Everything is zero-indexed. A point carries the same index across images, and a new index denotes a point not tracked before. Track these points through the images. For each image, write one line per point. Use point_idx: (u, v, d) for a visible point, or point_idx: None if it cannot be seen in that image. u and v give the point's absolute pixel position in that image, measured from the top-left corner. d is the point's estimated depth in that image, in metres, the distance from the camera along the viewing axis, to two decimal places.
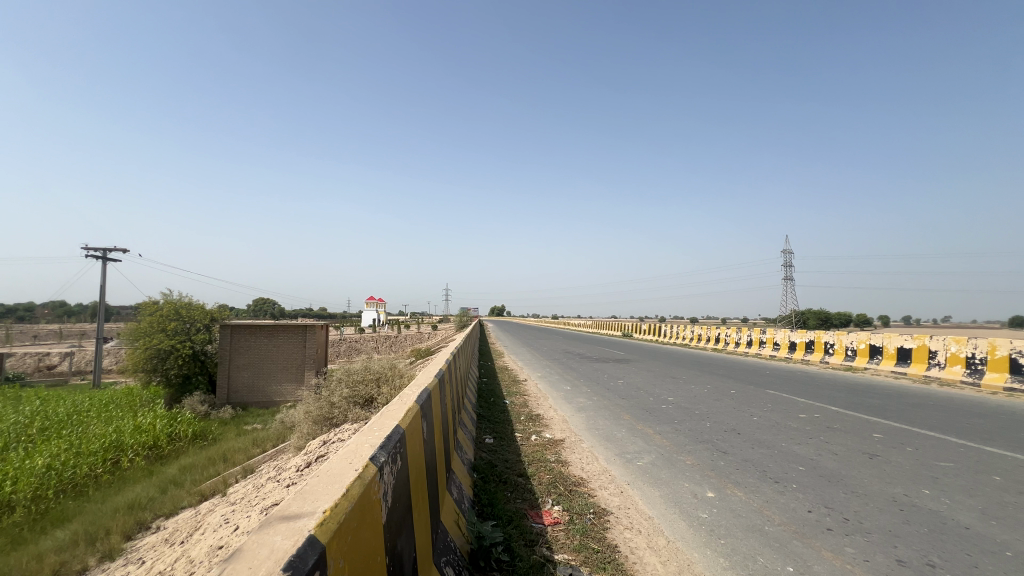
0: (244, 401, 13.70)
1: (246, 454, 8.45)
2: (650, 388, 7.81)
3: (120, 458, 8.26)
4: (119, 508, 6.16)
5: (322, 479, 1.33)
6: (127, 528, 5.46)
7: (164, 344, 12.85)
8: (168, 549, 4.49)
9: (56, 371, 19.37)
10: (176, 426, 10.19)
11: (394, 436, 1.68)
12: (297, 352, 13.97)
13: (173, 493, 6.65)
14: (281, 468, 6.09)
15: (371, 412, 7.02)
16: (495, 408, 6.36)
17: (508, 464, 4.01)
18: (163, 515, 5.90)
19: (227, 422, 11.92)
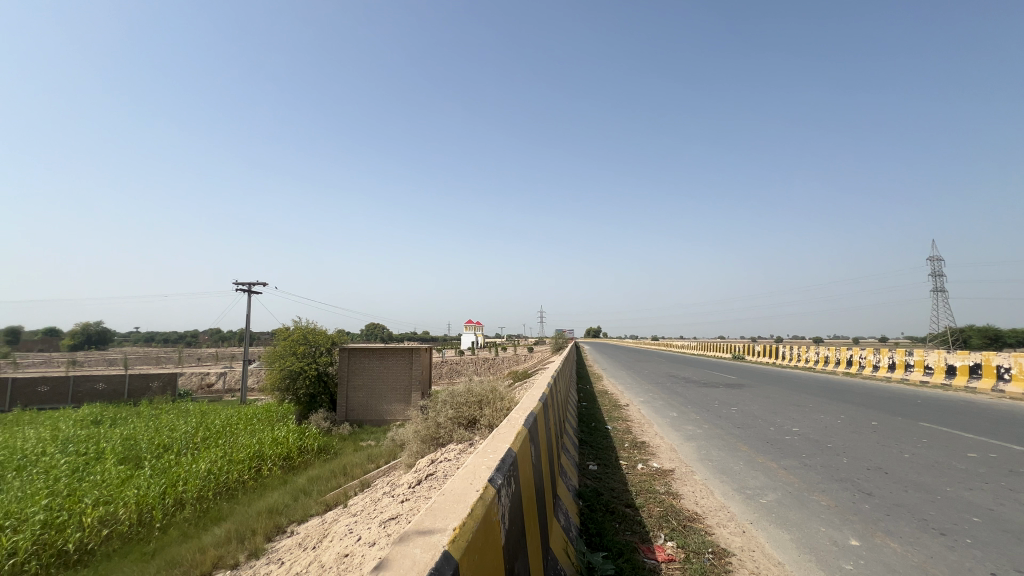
0: (360, 419, 14.89)
1: (363, 468, 9.15)
2: (770, 417, 7.08)
3: (262, 466, 9.41)
4: (261, 512, 6.99)
5: (447, 497, 1.40)
6: (269, 530, 6.18)
7: (295, 366, 14.47)
8: (302, 553, 4.99)
9: (214, 389, 22.79)
10: (305, 440, 11.37)
11: (508, 459, 1.72)
12: (405, 373, 15.03)
13: (304, 501, 7.39)
14: (395, 483, 6.51)
15: (475, 433, 7.24)
16: (597, 434, 6.20)
17: (615, 493, 3.87)
18: (296, 521, 6.58)
19: (346, 438, 13.05)
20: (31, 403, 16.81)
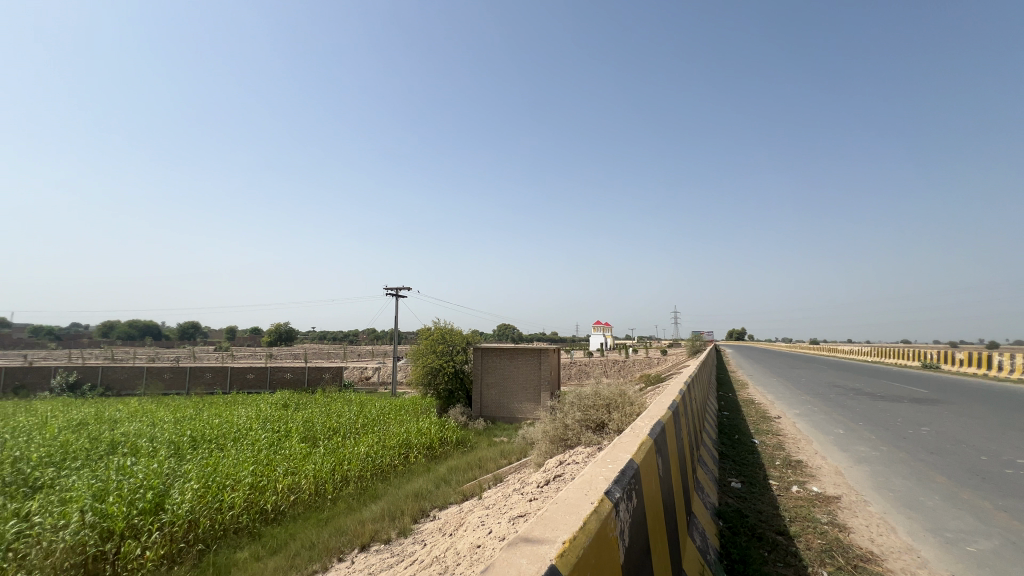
0: (493, 415, 15.61)
1: (496, 463, 9.56)
2: (980, 443, 5.63)
3: (409, 453, 10.44)
4: (409, 494, 7.74)
5: (561, 507, 1.34)
6: (415, 513, 6.80)
7: (435, 363, 15.77)
8: (441, 538, 5.39)
9: (371, 381, 26.06)
10: (445, 432, 12.30)
11: (628, 471, 1.60)
12: (534, 373, 15.36)
13: (444, 489, 7.98)
14: (525, 481, 6.65)
15: (603, 437, 7.07)
16: (741, 447, 5.57)
17: (763, 517, 3.41)
18: (437, 506, 7.14)
19: (481, 432, 13.80)
20: (243, 387, 21.06)
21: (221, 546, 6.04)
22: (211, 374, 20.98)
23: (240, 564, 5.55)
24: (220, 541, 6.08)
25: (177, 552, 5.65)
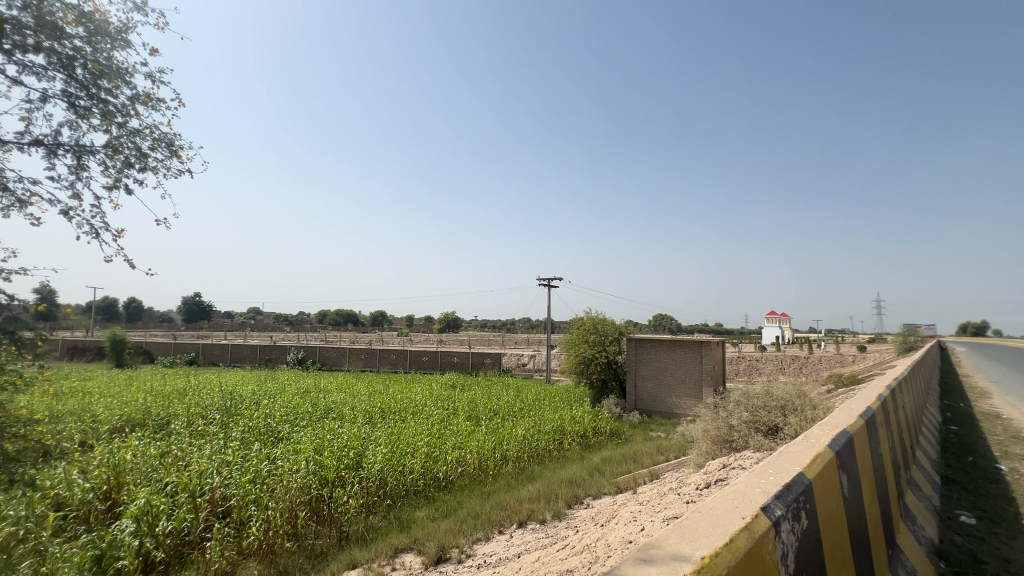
0: (650, 409, 14.98)
1: (652, 458, 9.15)
2: None
3: (563, 439, 10.65)
4: (563, 480, 7.91)
5: (705, 517, 1.19)
6: (568, 499, 6.92)
7: (588, 352, 15.76)
8: (593, 528, 5.39)
9: (528, 368, 27.30)
10: (599, 422, 12.23)
11: (795, 487, 1.35)
12: (694, 367, 14.26)
13: (598, 478, 7.95)
14: (683, 481, 6.24)
15: (777, 442, 6.22)
16: (976, 472, 4.33)
17: (1012, 567, 2.59)
18: (591, 495, 7.15)
19: (636, 425, 13.37)
20: (420, 367, 24.06)
21: (405, 503, 7.01)
22: (395, 355, 24.42)
23: (419, 522, 6.35)
24: (403, 499, 7.06)
25: (372, 503, 6.72)
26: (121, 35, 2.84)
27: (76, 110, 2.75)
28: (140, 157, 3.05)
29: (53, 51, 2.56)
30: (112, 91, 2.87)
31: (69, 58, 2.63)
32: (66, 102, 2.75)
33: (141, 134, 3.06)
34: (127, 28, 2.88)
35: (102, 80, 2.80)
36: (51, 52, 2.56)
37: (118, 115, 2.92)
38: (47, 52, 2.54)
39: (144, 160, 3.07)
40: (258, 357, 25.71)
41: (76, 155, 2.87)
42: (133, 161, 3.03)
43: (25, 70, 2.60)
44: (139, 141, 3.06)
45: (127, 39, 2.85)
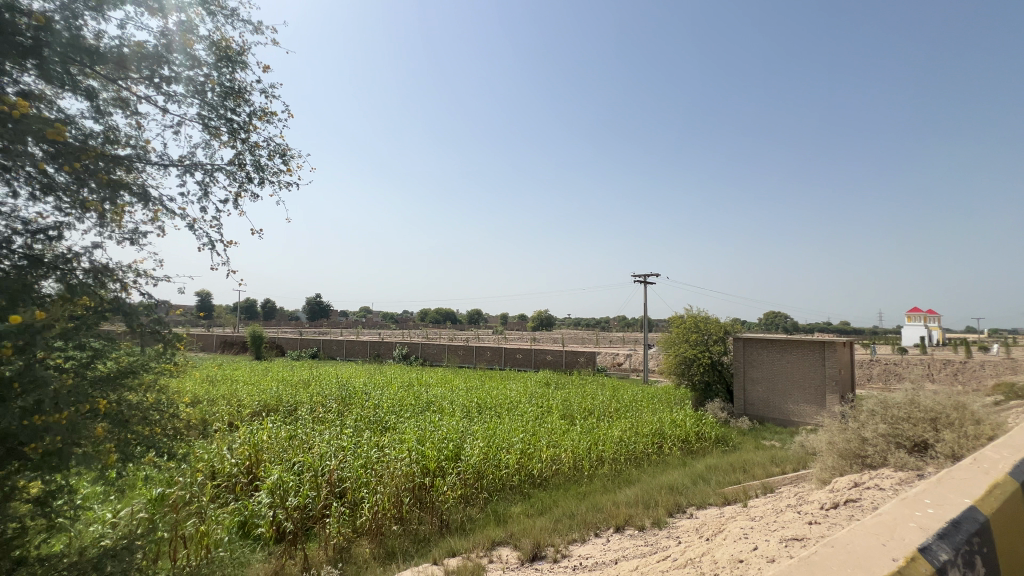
0: (761, 415, 13.66)
1: (765, 469, 8.32)
2: None
3: (663, 443, 10.12)
4: (663, 486, 7.50)
5: (842, 553, 0.99)
6: (669, 506, 6.54)
7: (689, 353, 14.72)
8: (697, 540, 5.01)
9: (624, 367, 26.45)
10: (703, 426, 11.41)
11: (965, 525, 1.08)
12: (814, 370, 12.74)
13: (702, 487, 7.41)
14: (804, 498, 5.56)
15: (926, 461, 5.29)
16: None
17: None
18: (694, 504, 6.68)
19: (745, 432, 12.28)
20: (514, 365, 24.48)
21: (502, 497, 7.13)
22: (490, 352, 25.12)
23: (515, 516, 6.42)
24: (500, 493, 7.18)
25: (470, 495, 6.91)
26: (241, 59, 3.22)
27: (209, 129, 3.14)
28: (259, 169, 3.41)
29: (189, 79, 2.94)
30: (236, 110, 3.25)
31: (202, 84, 3.02)
32: (202, 124, 3.14)
33: (261, 147, 3.43)
34: (245, 53, 3.25)
35: (228, 102, 3.19)
36: (188, 80, 2.94)
37: (241, 132, 3.29)
38: (185, 80, 2.92)
39: (264, 170, 3.43)
40: (369, 352, 28.05)
41: (208, 171, 3.26)
42: (254, 172, 3.39)
43: (168, 100, 3.01)
44: (259, 154, 3.43)
45: (246, 63, 3.23)
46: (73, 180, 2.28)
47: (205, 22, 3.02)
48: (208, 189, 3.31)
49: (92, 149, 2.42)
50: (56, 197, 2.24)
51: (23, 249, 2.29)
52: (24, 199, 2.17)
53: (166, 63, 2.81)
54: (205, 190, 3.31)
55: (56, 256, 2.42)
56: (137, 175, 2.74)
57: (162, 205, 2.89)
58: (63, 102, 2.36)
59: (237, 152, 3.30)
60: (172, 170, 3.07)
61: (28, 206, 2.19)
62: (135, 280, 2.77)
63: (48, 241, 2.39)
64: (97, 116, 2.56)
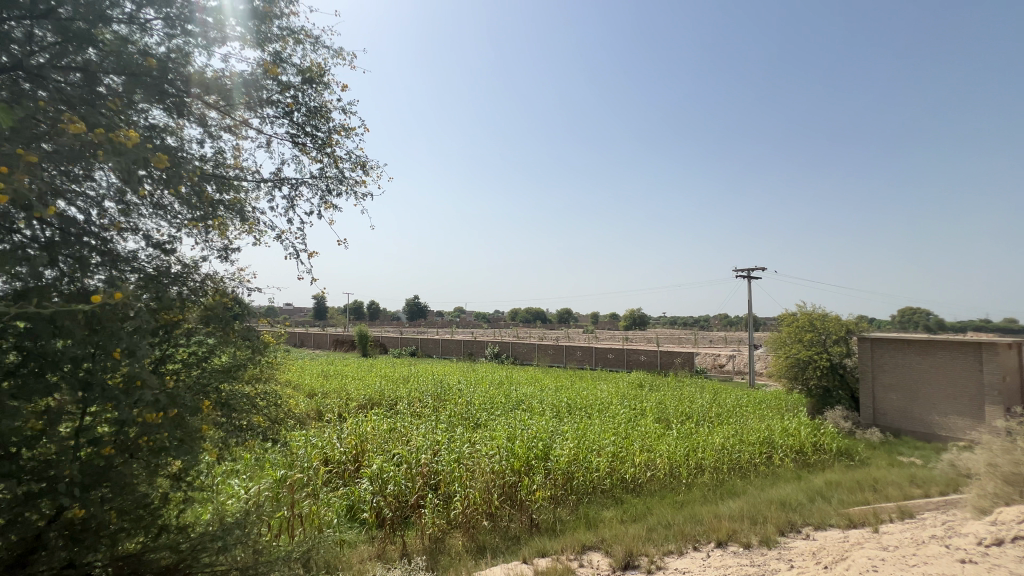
0: (896, 427, 11.80)
1: (902, 491, 7.14)
2: None
3: (772, 454, 9.16)
4: (773, 501, 6.75)
5: None
6: (780, 524, 5.87)
7: (803, 354, 13.24)
8: (814, 567, 4.41)
9: (726, 369, 24.49)
10: (821, 437, 10.13)
11: None
12: (968, 376, 10.74)
13: (821, 505, 6.55)
14: (954, 529, 4.66)
15: None
16: None
17: None
18: (811, 525, 5.93)
19: (876, 446, 10.69)
20: (605, 365, 23.87)
21: (593, 501, 6.92)
22: (581, 352, 24.78)
23: (606, 522, 6.18)
24: (591, 496, 6.96)
25: (560, 496, 6.79)
26: (323, 80, 3.47)
27: (296, 147, 3.42)
28: (341, 179, 3.64)
29: (278, 102, 3.25)
30: (320, 126, 3.52)
31: (289, 106, 3.31)
32: (291, 142, 3.44)
33: (343, 160, 3.66)
34: (326, 74, 3.50)
35: (313, 121, 3.46)
36: (277, 103, 3.25)
37: (325, 147, 3.54)
38: (274, 104, 3.22)
39: (346, 181, 3.66)
40: (463, 351, 29.16)
41: (295, 184, 3.54)
42: (337, 183, 3.63)
43: (262, 122, 3.32)
44: (342, 167, 3.67)
45: (328, 83, 3.48)
46: (186, 199, 2.59)
47: (290, 49, 3.31)
48: (296, 202, 3.60)
49: (199, 171, 2.76)
50: (169, 213, 2.58)
51: (152, 262, 2.59)
52: (147, 217, 2.52)
53: (261, 90, 3.17)
54: (292, 201, 3.60)
55: (177, 266, 2.69)
56: (234, 191, 3.06)
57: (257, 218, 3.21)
58: (177, 131, 2.72)
59: (322, 165, 3.55)
60: (266, 187, 3.39)
61: (150, 224, 2.55)
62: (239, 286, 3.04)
63: (165, 255, 2.67)
64: (206, 142, 2.91)
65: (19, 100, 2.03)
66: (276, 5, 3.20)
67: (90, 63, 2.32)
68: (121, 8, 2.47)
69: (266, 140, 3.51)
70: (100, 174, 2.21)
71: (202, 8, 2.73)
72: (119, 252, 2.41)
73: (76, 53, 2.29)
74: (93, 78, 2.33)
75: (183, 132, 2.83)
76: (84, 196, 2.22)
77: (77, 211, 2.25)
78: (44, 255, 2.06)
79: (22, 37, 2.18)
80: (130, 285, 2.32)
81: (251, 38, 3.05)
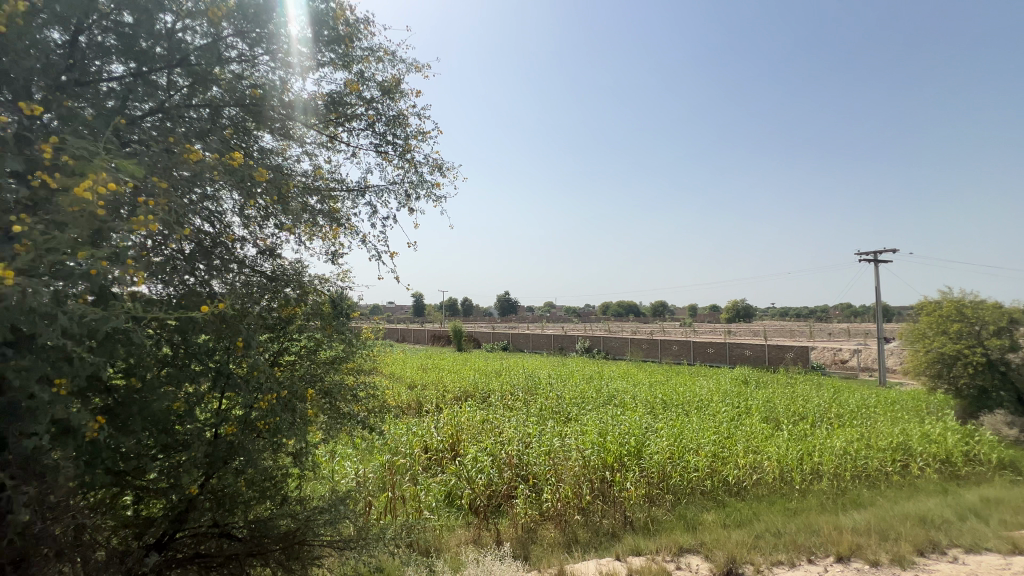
0: None
1: None
2: None
3: (909, 462, 7.97)
4: (909, 515, 5.88)
5: None
6: (918, 542, 5.11)
7: (948, 349, 11.33)
8: None
9: (849, 365, 21.74)
10: (975, 445, 8.60)
11: None
12: None
13: (974, 525, 5.57)
14: None
15: None
16: None
17: None
18: (962, 548, 5.08)
19: None
20: (705, 360, 22.48)
21: (691, 502, 6.53)
22: (677, 346, 23.61)
23: (707, 524, 5.80)
24: (689, 497, 6.59)
25: (655, 495, 6.51)
26: (401, 92, 3.71)
27: (379, 155, 3.70)
28: (420, 182, 3.86)
29: (362, 118, 3.58)
30: (400, 135, 3.77)
31: (372, 119, 3.61)
32: (375, 153, 3.72)
33: (420, 164, 3.89)
34: (403, 85, 3.73)
35: (392, 130, 3.72)
36: (363, 119, 3.58)
37: (405, 154, 3.78)
38: (358, 120, 3.57)
39: (424, 183, 3.88)
40: (553, 346, 29.22)
41: (379, 190, 3.83)
42: (416, 186, 3.85)
43: (350, 136, 3.64)
44: (420, 170, 3.90)
45: (405, 93, 3.72)
46: (290, 210, 2.95)
47: (371, 68, 3.61)
48: (380, 206, 3.89)
49: (299, 184, 3.12)
50: (274, 221, 2.94)
51: (267, 266, 2.97)
52: (260, 226, 2.91)
53: (346, 107, 3.50)
54: (378, 206, 3.90)
55: (285, 267, 3.04)
56: (329, 200, 3.42)
57: (349, 222, 3.54)
58: (283, 150, 3.18)
59: (403, 171, 3.80)
60: (355, 194, 3.72)
61: (262, 232, 2.94)
62: (336, 284, 3.34)
63: (277, 258, 3.04)
64: (305, 158, 3.30)
65: (164, 136, 2.46)
66: (358, 28, 3.51)
67: (213, 99, 2.77)
68: (235, 49, 2.86)
69: (353, 151, 3.84)
70: (224, 194, 2.59)
71: (296, 40, 3.11)
72: (239, 258, 2.80)
73: (202, 93, 2.73)
74: (218, 112, 2.80)
75: (287, 151, 3.27)
76: (212, 212, 2.62)
77: (208, 225, 2.65)
78: (186, 264, 2.44)
79: (164, 83, 2.61)
80: (253, 284, 2.74)
81: (338, 62, 3.43)
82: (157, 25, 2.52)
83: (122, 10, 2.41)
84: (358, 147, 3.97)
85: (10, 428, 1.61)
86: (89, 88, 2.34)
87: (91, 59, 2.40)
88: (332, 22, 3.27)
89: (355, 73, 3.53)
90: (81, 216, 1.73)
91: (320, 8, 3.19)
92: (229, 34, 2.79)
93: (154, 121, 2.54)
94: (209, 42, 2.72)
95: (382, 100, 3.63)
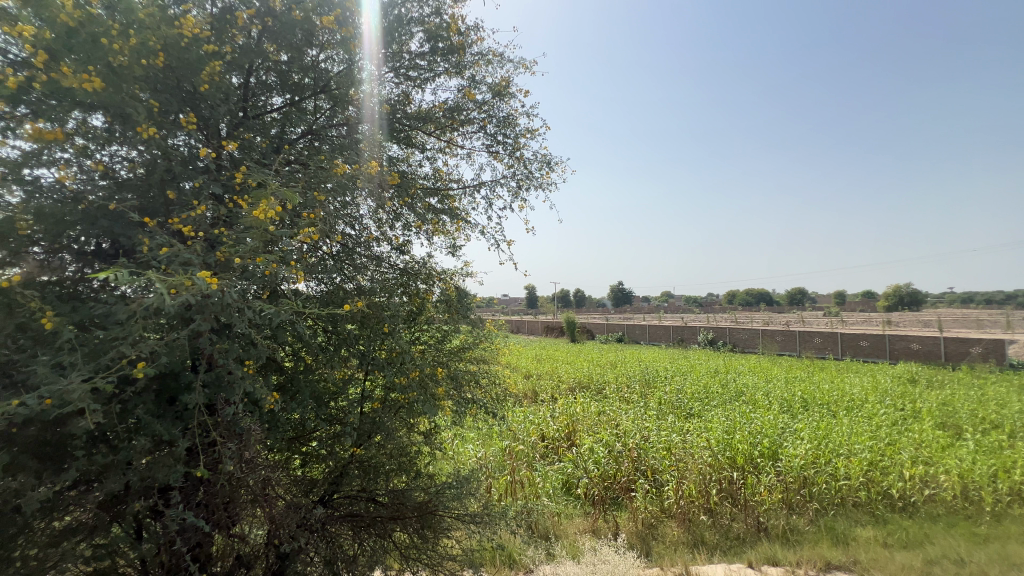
0: None
1: None
2: None
3: None
4: None
5: None
6: None
7: None
8: None
9: None
10: None
11: None
12: None
13: None
14: None
15: None
16: None
17: None
18: None
19: None
20: (857, 355, 19.46)
21: (841, 514, 5.71)
22: (821, 339, 20.80)
23: (861, 541, 5.05)
24: (838, 509, 5.77)
25: (794, 502, 5.84)
26: (510, 91, 3.83)
27: (491, 154, 3.87)
28: (529, 176, 3.95)
29: (475, 120, 3.77)
30: (510, 133, 3.89)
31: (484, 121, 3.79)
32: (487, 152, 3.90)
33: (530, 159, 3.98)
34: (512, 85, 3.85)
35: (503, 129, 3.86)
36: (476, 121, 3.77)
37: (515, 151, 3.90)
38: (471, 122, 3.75)
39: (533, 177, 3.96)
40: (672, 338, 27.68)
41: (491, 186, 4.00)
42: (526, 180, 3.95)
43: (464, 138, 3.86)
44: (530, 165, 3.99)
45: (515, 93, 3.83)
46: (414, 211, 3.27)
47: (482, 72, 3.78)
48: (493, 202, 4.07)
49: (420, 188, 3.42)
50: (401, 222, 3.25)
51: (399, 263, 3.31)
52: (391, 228, 3.23)
53: (461, 113, 3.70)
54: (491, 202, 4.08)
55: (413, 265, 3.35)
56: (448, 199, 3.68)
57: (465, 219, 3.74)
58: (407, 157, 3.52)
59: (513, 166, 3.92)
60: (470, 191, 3.94)
61: (393, 233, 3.26)
62: (454, 277, 3.57)
63: (405, 255, 3.36)
64: (426, 162, 3.60)
65: (313, 153, 2.89)
66: (469, 36, 3.69)
67: (350, 117, 3.15)
68: (366, 70, 3.14)
69: (466, 152, 4.08)
70: (361, 201, 2.93)
71: (415, 57, 3.45)
72: (375, 255, 3.15)
73: (342, 112, 3.13)
74: (354, 129, 3.17)
75: (411, 157, 3.65)
76: (352, 217, 2.97)
77: (351, 230, 3.04)
78: (334, 265, 2.85)
79: (312, 109, 3.05)
80: (387, 279, 3.11)
81: (451, 72, 3.64)
82: (304, 58, 2.91)
83: (281, 51, 2.83)
84: (473, 149, 4.20)
85: (218, 396, 2.04)
86: (259, 121, 2.81)
87: (258, 97, 2.87)
88: (446, 35, 3.49)
89: (468, 80, 3.74)
90: (259, 226, 2.10)
91: (436, 23, 3.44)
92: (360, 58, 3.08)
93: (306, 142, 3.01)
94: (345, 68, 3.03)
95: (492, 101, 3.78)
